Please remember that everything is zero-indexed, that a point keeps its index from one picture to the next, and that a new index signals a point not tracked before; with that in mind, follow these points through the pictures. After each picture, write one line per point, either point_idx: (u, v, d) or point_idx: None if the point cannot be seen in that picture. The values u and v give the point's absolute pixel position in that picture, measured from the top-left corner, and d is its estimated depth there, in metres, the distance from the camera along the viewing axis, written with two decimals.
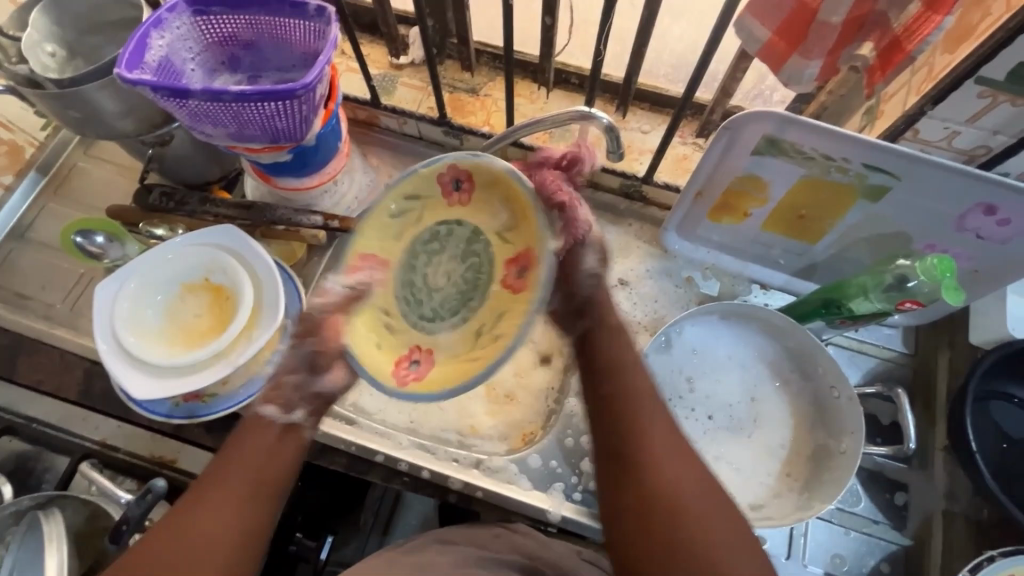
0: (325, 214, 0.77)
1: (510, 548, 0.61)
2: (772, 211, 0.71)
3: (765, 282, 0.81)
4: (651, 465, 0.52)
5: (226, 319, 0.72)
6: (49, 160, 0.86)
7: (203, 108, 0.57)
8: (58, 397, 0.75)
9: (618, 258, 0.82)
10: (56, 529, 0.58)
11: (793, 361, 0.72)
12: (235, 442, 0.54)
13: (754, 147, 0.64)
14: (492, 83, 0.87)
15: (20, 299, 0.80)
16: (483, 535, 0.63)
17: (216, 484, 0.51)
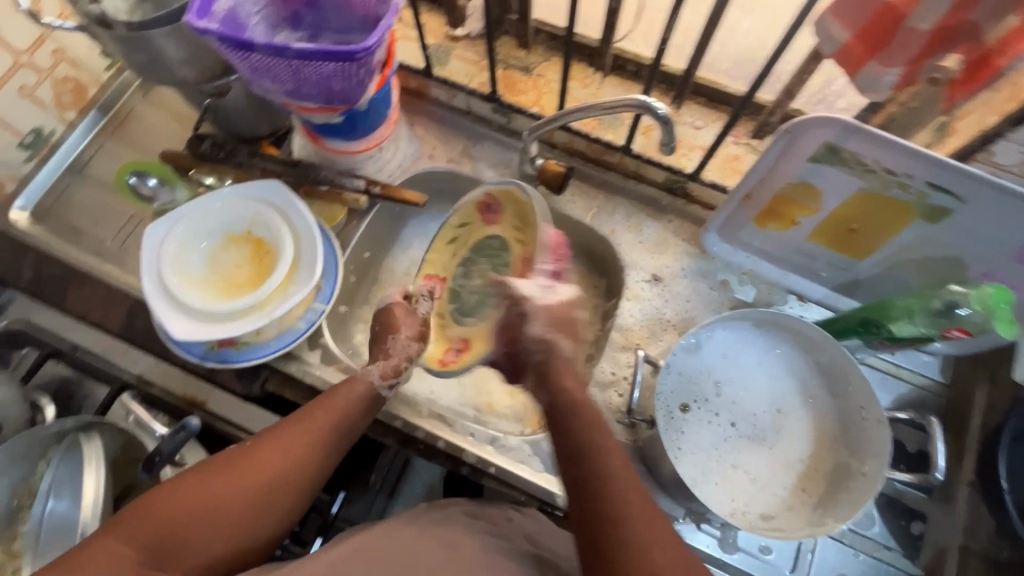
0: (368, 179, 0.80)
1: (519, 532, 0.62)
2: (822, 221, 0.69)
3: (803, 294, 0.79)
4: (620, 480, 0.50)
5: (265, 272, 0.75)
6: (110, 101, 0.88)
7: (265, 62, 0.58)
8: (102, 329, 0.78)
9: (654, 253, 0.82)
10: (93, 453, 0.62)
11: (821, 378, 0.71)
12: (342, 392, 0.64)
13: (811, 154, 0.62)
14: (547, 63, 0.86)
15: (74, 232, 0.84)
16: (496, 517, 0.63)
17: (314, 422, 0.61)
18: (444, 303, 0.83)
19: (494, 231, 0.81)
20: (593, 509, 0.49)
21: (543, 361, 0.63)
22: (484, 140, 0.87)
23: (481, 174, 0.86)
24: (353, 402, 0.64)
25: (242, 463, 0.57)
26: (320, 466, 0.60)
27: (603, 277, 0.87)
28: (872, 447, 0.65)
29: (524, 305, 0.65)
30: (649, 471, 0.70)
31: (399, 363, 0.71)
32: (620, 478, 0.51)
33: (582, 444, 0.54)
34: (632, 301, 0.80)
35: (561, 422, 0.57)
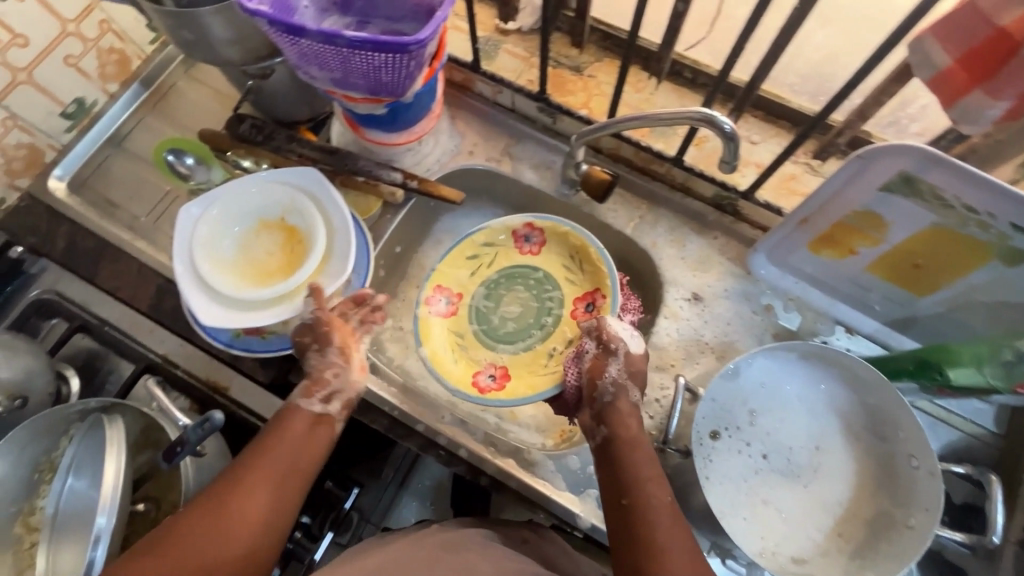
0: (406, 173, 0.78)
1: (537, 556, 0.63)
2: (885, 253, 0.65)
3: (852, 326, 0.75)
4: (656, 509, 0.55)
5: (296, 260, 0.73)
6: (152, 75, 0.88)
7: (314, 49, 0.55)
8: (130, 306, 0.78)
9: (697, 271, 0.78)
10: (116, 436, 0.58)
11: (867, 417, 0.67)
12: (273, 427, 0.59)
13: (883, 182, 0.57)
14: (599, 64, 0.82)
15: (109, 206, 0.83)
16: (513, 538, 0.65)
17: (247, 467, 0.55)
18: (461, 321, 0.82)
19: (531, 261, 0.84)
20: (631, 530, 0.55)
21: (614, 403, 0.63)
22: (527, 139, 0.84)
23: (521, 175, 0.83)
24: (293, 426, 0.59)
25: (173, 534, 0.50)
26: (263, 510, 0.53)
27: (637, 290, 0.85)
28: (921, 500, 0.61)
29: (613, 346, 0.65)
30: (677, 500, 0.67)
31: (325, 376, 0.63)
32: (660, 511, 0.55)
33: (627, 479, 0.58)
34: (669, 320, 0.77)
35: (611, 455, 0.60)
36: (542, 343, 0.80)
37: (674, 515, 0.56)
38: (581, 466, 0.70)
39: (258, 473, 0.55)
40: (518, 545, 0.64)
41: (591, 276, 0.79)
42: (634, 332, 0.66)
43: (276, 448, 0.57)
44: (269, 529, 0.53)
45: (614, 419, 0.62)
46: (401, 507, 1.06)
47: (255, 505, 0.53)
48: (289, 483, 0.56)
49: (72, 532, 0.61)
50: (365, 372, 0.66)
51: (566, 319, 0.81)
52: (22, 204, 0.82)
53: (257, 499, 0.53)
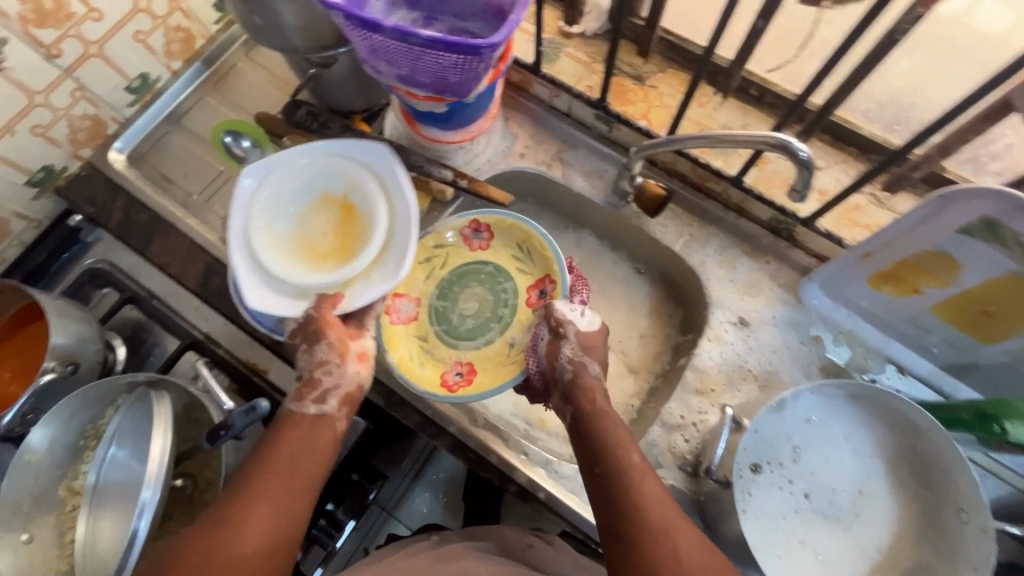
0: (456, 171, 0.77)
1: (541, 560, 0.66)
2: (953, 296, 0.62)
3: (904, 366, 0.72)
4: (630, 474, 0.55)
5: (351, 245, 0.72)
6: (215, 54, 0.89)
7: (385, 45, 0.55)
8: (179, 281, 0.79)
9: (744, 294, 0.76)
10: (164, 414, 0.58)
11: (916, 466, 0.65)
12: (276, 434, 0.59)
13: (962, 225, 0.55)
14: (662, 74, 0.81)
15: (165, 181, 0.85)
16: (517, 543, 0.69)
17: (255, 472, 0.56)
18: (425, 324, 0.80)
19: (481, 256, 0.82)
20: (610, 504, 0.54)
21: (570, 381, 0.65)
22: (580, 146, 0.83)
23: (571, 182, 0.82)
24: (290, 430, 0.60)
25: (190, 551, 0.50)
26: (275, 511, 0.54)
27: (679, 307, 0.84)
28: (968, 557, 0.58)
29: (564, 329, 0.68)
30: (708, 528, 0.66)
31: (316, 378, 0.64)
32: (637, 472, 0.55)
33: (602, 448, 0.58)
34: (712, 343, 0.75)
35: (583, 431, 0.60)
36: (501, 334, 0.78)
37: (648, 474, 0.55)
38: None
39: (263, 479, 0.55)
40: (525, 549, 0.68)
41: (538, 265, 0.79)
42: (582, 312, 0.69)
43: (280, 451, 0.57)
44: (285, 525, 0.54)
45: (575, 399, 0.63)
46: (413, 497, 1.08)
47: (261, 510, 0.53)
48: (298, 483, 0.56)
49: (114, 502, 0.63)
50: (363, 364, 0.67)
51: (521, 307, 0.79)
52: (83, 173, 0.84)
53: (262, 502, 0.53)
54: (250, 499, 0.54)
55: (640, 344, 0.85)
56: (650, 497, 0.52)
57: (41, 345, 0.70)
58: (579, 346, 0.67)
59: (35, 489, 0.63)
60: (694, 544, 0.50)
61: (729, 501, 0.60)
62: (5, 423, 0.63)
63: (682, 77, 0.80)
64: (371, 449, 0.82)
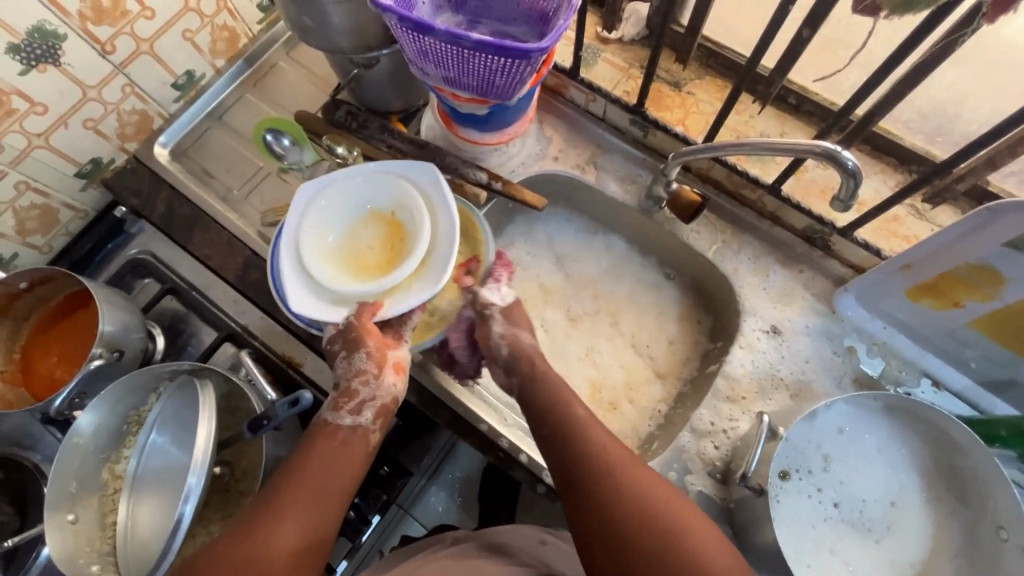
0: (491, 173, 0.78)
1: (558, 557, 0.67)
2: (995, 310, 0.61)
3: (940, 380, 0.71)
4: (583, 426, 0.62)
5: (395, 258, 0.72)
6: (257, 54, 0.91)
7: (435, 47, 0.56)
8: (218, 274, 0.81)
9: (776, 302, 0.76)
10: (208, 402, 0.60)
11: (951, 483, 0.64)
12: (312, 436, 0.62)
13: (1008, 238, 0.54)
14: (699, 81, 0.81)
15: (206, 176, 0.87)
16: (530, 539, 0.70)
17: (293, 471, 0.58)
18: None
19: None
20: (569, 459, 0.60)
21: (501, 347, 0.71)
22: (614, 151, 0.83)
23: (605, 186, 0.83)
24: (323, 443, 0.61)
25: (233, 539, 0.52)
26: (309, 508, 0.55)
27: (709, 314, 0.84)
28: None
29: (489, 310, 0.73)
30: (739, 537, 0.66)
31: (353, 388, 0.66)
32: (583, 423, 0.62)
33: (550, 411, 0.64)
34: (744, 350, 0.75)
35: (531, 396, 0.67)
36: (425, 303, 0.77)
37: (598, 423, 0.63)
38: None
39: (292, 492, 0.55)
40: (537, 546, 0.69)
41: (469, 244, 0.77)
42: (498, 290, 0.74)
43: (316, 452, 0.60)
44: (323, 522, 0.56)
45: (522, 370, 0.69)
46: (429, 495, 1.09)
47: (291, 525, 0.53)
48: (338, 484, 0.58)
49: (153, 487, 0.64)
50: (398, 375, 0.69)
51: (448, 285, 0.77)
52: (128, 166, 0.86)
53: (291, 517, 0.54)
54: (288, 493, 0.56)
55: (668, 350, 0.85)
56: (599, 441, 0.60)
57: (87, 333, 0.72)
58: (508, 316, 0.73)
59: (80, 472, 0.65)
60: (638, 472, 0.57)
61: (763, 509, 0.60)
62: (57, 405, 0.65)
63: (720, 83, 0.81)
64: (396, 443, 0.83)
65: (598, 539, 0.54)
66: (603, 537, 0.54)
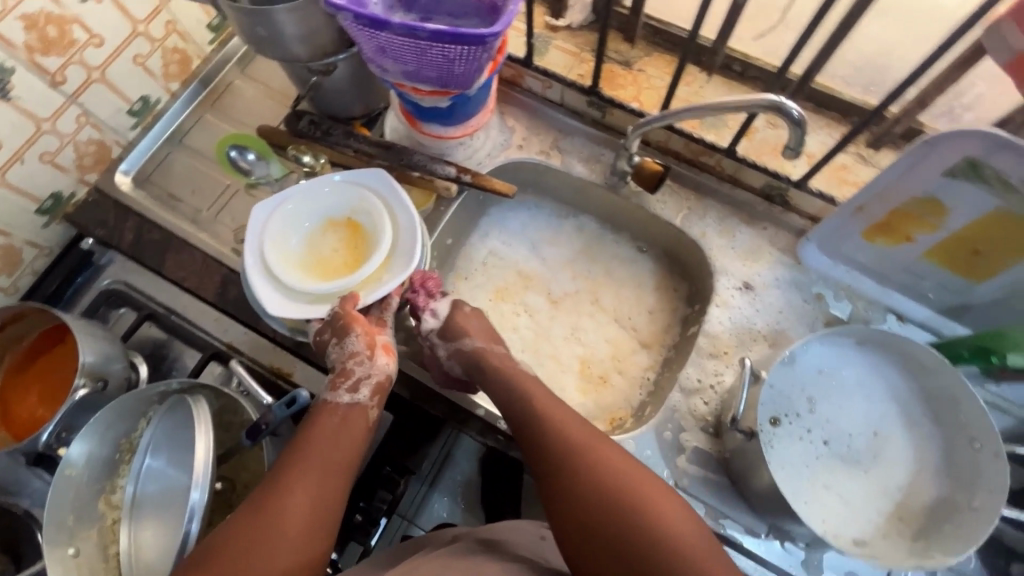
0: (459, 167, 0.80)
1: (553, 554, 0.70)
2: (943, 240, 0.65)
3: (904, 314, 0.75)
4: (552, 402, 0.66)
5: (361, 255, 0.75)
6: (211, 74, 0.91)
7: (393, 41, 0.57)
8: (196, 295, 0.80)
9: (745, 260, 0.79)
10: (204, 418, 0.60)
11: (925, 402, 0.68)
12: (311, 425, 0.63)
13: (946, 168, 0.59)
14: (648, 59, 0.85)
15: (172, 200, 0.86)
16: (531, 535, 0.72)
17: (295, 464, 0.59)
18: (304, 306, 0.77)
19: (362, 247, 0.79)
20: (543, 441, 0.64)
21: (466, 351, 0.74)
22: (576, 134, 0.86)
23: (570, 168, 0.85)
24: (323, 428, 0.63)
25: (249, 534, 0.54)
26: (310, 498, 0.57)
27: (683, 281, 0.87)
28: (984, 481, 0.62)
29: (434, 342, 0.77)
30: (737, 483, 0.69)
31: (348, 368, 0.67)
32: (551, 404, 0.66)
33: (517, 391, 0.69)
34: (720, 309, 0.78)
35: (501, 380, 0.71)
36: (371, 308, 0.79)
37: (562, 404, 0.67)
38: (636, 450, 0.72)
39: (298, 471, 0.59)
40: (538, 542, 0.71)
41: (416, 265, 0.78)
42: (432, 315, 0.77)
43: (314, 442, 0.61)
44: (326, 508, 0.58)
45: (485, 369, 0.72)
46: (432, 503, 1.09)
47: (300, 498, 0.57)
48: (335, 470, 0.60)
49: (152, 511, 0.63)
50: (389, 355, 0.70)
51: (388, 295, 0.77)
52: (90, 198, 0.85)
53: (299, 492, 0.57)
54: (291, 486, 0.58)
55: (650, 320, 0.87)
56: (566, 424, 0.64)
57: (68, 367, 0.71)
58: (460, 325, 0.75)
59: (76, 504, 0.63)
60: (607, 448, 0.61)
61: (756, 451, 0.63)
62: (43, 440, 0.64)
63: (667, 59, 0.85)
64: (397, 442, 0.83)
65: (576, 527, 0.58)
66: (579, 523, 0.58)
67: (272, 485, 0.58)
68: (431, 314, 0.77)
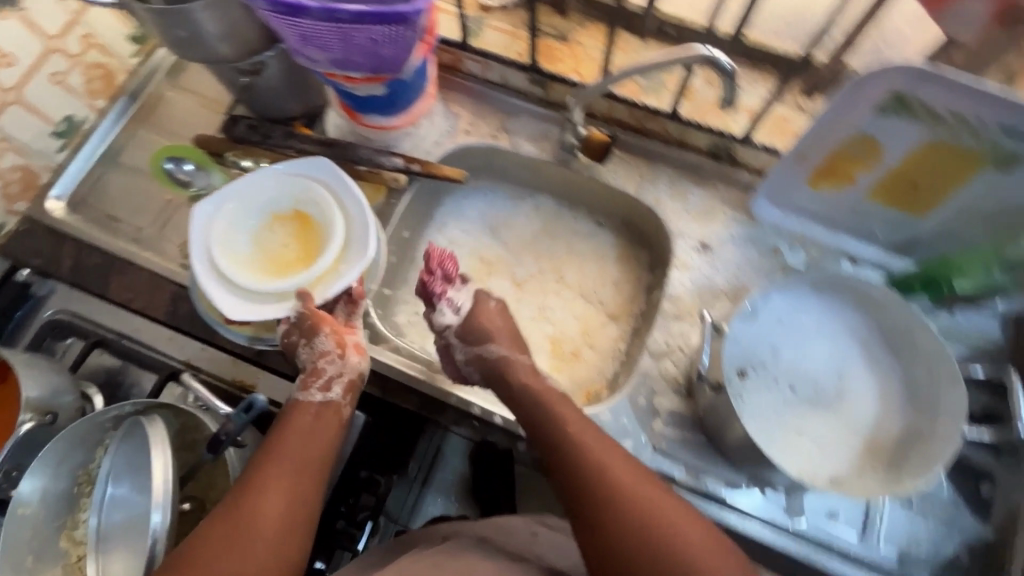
0: (406, 157, 0.79)
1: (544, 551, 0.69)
2: (882, 177, 0.67)
3: (857, 257, 0.77)
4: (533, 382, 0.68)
5: (314, 248, 0.73)
6: (138, 87, 0.87)
7: (314, 29, 0.56)
8: (146, 315, 0.77)
9: (700, 221, 0.80)
10: (162, 439, 0.57)
11: (886, 338, 0.70)
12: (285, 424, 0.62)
13: (877, 105, 0.60)
14: (584, 29, 0.84)
15: (110, 221, 0.82)
16: (522, 534, 0.71)
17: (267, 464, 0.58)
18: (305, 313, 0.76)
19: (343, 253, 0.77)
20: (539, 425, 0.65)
21: (480, 353, 0.71)
22: (522, 113, 0.85)
23: (519, 147, 0.85)
24: (297, 426, 0.61)
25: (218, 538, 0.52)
26: (284, 500, 0.56)
27: (644, 249, 0.88)
28: (945, 406, 0.64)
29: (450, 337, 0.74)
30: (713, 438, 0.69)
31: (319, 367, 0.66)
32: (535, 385, 0.68)
33: (505, 371, 0.70)
34: (681, 271, 0.78)
35: (498, 368, 0.71)
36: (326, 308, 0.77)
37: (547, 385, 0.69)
38: (613, 419, 0.72)
39: (271, 470, 0.57)
40: (530, 538, 0.71)
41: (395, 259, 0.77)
42: (451, 305, 0.74)
43: (288, 441, 0.60)
44: (301, 512, 0.56)
45: (499, 371, 0.70)
46: (426, 504, 1.07)
47: (273, 501, 0.55)
48: (310, 471, 0.59)
49: (119, 542, 0.60)
50: (359, 352, 0.69)
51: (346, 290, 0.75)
52: (21, 227, 0.81)
53: (273, 491, 0.55)
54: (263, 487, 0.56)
55: (616, 291, 0.88)
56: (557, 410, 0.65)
57: (13, 405, 0.67)
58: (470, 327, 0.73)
59: (35, 543, 0.61)
60: (608, 451, 0.61)
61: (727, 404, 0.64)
62: None
63: (603, 29, 0.84)
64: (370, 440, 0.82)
65: (596, 559, 0.56)
66: (599, 554, 0.56)
67: (245, 485, 0.56)
68: (450, 304, 0.74)
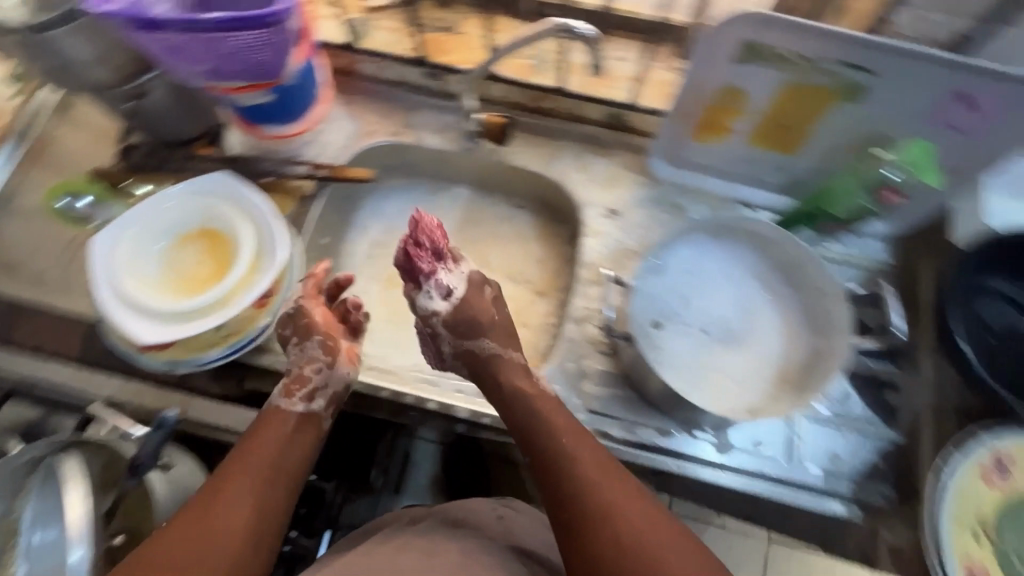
0: (312, 163, 0.80)
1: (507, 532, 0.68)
2: (756, 122, 0.72)
3: (751, 202, 0.82)
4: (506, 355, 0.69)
5: (226, 262, 0.72)
6: (23, 128, 0.85)
7: (178, 42, 0.56)
8: (59, 358, 0.75)
9: (606, 189, 0.83)
10: (75, 471, 0.56)
11: (786, 276, 0.75)
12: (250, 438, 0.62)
13: (733, 56, 0.64)
14: (468, 20, 0.88)
15: (9, 268, 0.79)
16: (488, 518, 0.71)
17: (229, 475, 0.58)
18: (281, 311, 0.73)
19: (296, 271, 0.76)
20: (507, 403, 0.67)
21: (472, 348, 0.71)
22: (423, 108, 0.87)
23: (424, 141, 0.86)
24: (264, 441, 0.62)
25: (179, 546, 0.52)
26: (249, 509, 0.56)
27: (561, 224, 0.90)
28: (835, 323, 0.69)
29: (439, 325, 0.71)
30: (640, 390, 0.73)
31: (306, 375, 0.67)
32: (509, 362, 0.70)
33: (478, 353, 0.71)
34: (594, 238, 0.81)
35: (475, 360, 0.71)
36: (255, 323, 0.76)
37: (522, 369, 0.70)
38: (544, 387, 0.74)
39: (240, 477, 0.58)
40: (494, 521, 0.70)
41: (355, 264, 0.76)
42: (440, 288, 0.70)
43: (253, 452, 0.60)
44: (265, 521, 0.57)
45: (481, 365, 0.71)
46: None
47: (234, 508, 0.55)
48: (275, 482, 0.59)
49: None
50: (351, 363, 0.70)
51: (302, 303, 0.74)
52: None
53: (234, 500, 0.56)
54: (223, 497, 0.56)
55: (540, 268, 0.90)
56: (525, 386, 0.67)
57: None
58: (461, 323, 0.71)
59: None
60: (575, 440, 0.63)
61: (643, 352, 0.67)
62: None
63: (487, 18, 0.88)
64: None
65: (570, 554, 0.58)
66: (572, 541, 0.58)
67: (214, 491, 0.57)
68: (443, 288, 0.71)
